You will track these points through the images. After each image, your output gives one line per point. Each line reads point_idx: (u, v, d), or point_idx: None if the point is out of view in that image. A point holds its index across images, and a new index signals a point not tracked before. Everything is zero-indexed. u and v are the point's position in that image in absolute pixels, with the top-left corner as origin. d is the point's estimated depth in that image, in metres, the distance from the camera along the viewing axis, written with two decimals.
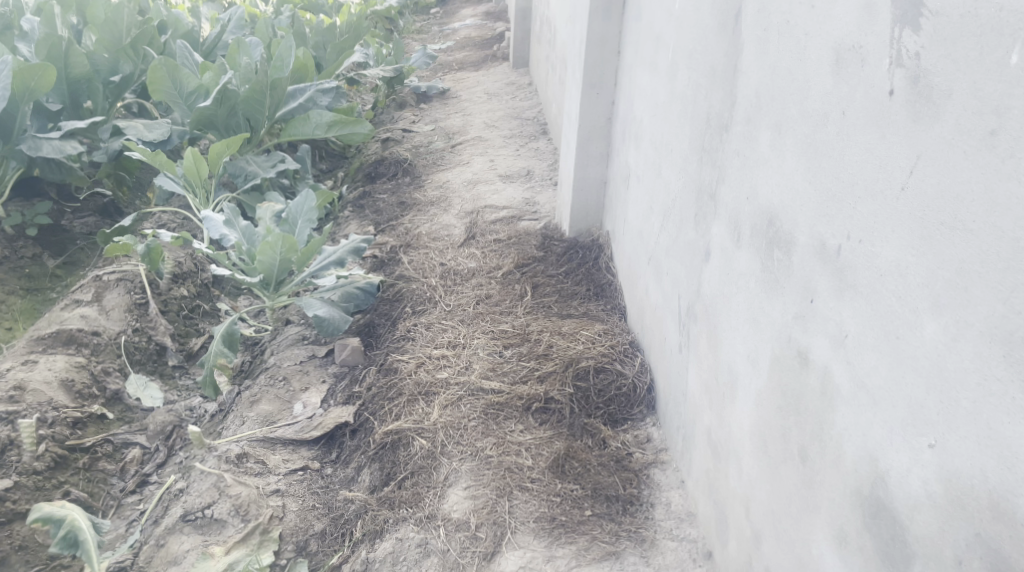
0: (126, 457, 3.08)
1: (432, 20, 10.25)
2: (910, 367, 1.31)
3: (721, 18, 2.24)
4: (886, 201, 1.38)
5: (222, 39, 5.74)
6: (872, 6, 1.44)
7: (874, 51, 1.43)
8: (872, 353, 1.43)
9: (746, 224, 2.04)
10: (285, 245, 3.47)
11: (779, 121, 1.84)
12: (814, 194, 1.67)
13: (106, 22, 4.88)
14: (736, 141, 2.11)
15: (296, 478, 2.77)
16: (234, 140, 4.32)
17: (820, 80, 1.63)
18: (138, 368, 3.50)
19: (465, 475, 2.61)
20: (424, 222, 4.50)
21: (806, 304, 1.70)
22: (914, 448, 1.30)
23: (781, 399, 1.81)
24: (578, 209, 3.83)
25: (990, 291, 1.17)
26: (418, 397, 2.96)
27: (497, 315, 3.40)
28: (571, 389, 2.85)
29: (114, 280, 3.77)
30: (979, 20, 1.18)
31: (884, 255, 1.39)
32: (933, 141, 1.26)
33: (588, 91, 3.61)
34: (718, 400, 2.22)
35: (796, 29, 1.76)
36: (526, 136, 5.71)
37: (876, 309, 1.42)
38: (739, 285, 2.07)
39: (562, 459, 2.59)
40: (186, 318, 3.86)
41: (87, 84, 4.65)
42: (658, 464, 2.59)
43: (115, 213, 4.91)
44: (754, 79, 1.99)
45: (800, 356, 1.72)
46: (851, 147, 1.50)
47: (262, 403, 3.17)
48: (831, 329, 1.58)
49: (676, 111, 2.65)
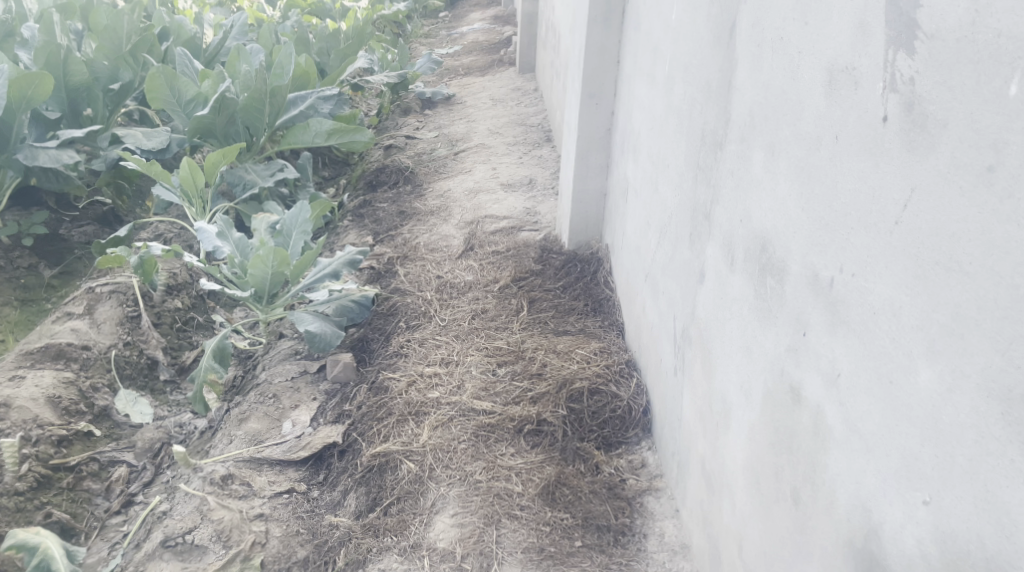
0: (112, 476, 3.01)
1: (440, 24, 10.19)
2: (904, 415, 1.22)
3: (716, 31, 2.15)
4: (879, 235, 1.29)
5: (224, 45, 5.69)
6: (867, 25, 1.35)
7: (867, 73, 1.34)
8: (865, 397, 1.34)
9: (740, 248, 1.95)
10: (276, 259, 3.41)
11: (772, 143, 1.75)
12: (806, 222, 1.58)
13: (107, 29, 4.75)
14: (730, 159, 2.02)
15: (281, 502, 2.70)
16: (231, 149, 4.24)
17: (813, 102, 1.54)
18: (128, 383, 3.43)
19: (453, 501, 2.53)
20: (423, 232, 4.44)
21: (798, 337, 1.61)
22: (909, 503, 1.21)
23: (773, 435, 1.72)
24: (577, 221, 3.75)
25: (987, 341, 1.07)
26: (408, 418, 2.89)
27: (492, 331, 3.33)
28: (564, 410, 2.77)
29: (107, 293, 3.70)
30: (976, 46, 1.09)
31: (877, 292, 1.30)
32: (928, 174, 1.17)
33: (587, 102, 3.53)
34: (712, 430, 2.13)
35: (790, 47, 1.67)
36: (530, 143, 5.63)
37: (869, 349, 1.33)
38: (733, 311, 1.99)
39: (553, 486, 2.52)
40: (180, 331, 3.80)
41: (87, 92, 4.60)
42: (652, 492, 2.50)
43: (114, 222, 4.86)
44: (748, 96, 1.90)
45: (793, 392, 1.63)
46: (844, 174, 1.41)
47: (250, 421, 3.10)
48: (824, 366, 1.49)
49: (673, 126, 2.57)
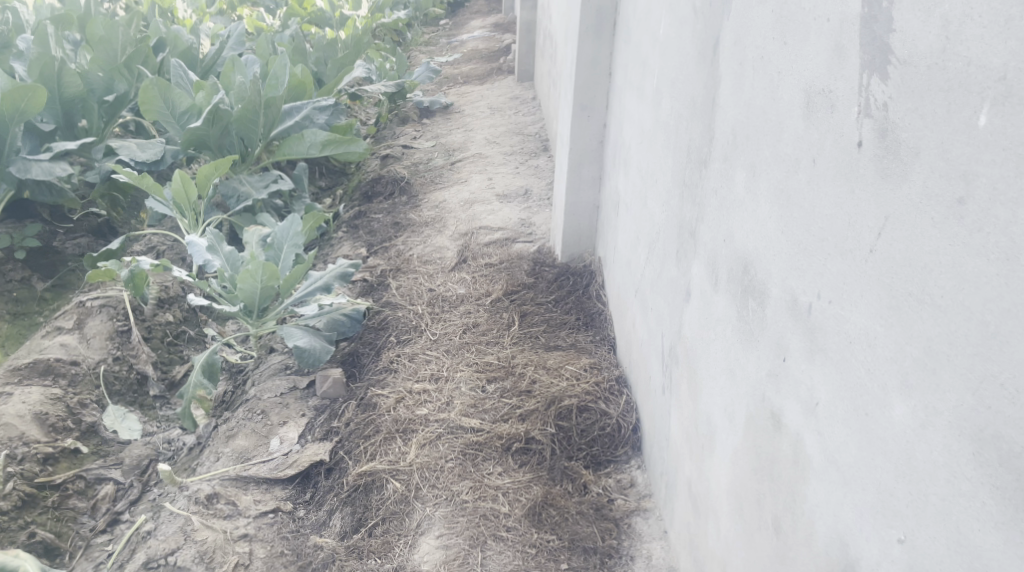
0: (98, 494, 2.98)
1: (441, 31, 10.20)
2: (880, 449, 1.19)
3: (701, 47, 2.13)
4: (856, 263, 1.26)
5: (222, 55, 5.62)
6: (842, 47, 1.32)
7: (843, 96, 1.31)
8: (842, 428, 1.30)
9: (723, 268, 1.92)
10: (265, 274, 3.38)
11: (754, 163, 1.72)
12: (786, 245, 1.55)
13: (102, 40, 4.71)
14: (714, 178, 1.99)
15: (266, 522, 2.69)
16: (224, 160, 4.23)
17: (792, 123, 1.51)
18: (117, 399, 3.41)
19: (439, 522, 2.50)
20: (417, 244, 4.41)
21: (779, 362, 1.58)
22: (885, 540, 1.18)
23: (755, 461, 1.69)
24: (570, 233, 3.72)
25: (959, 378, 1.04)
26: (396, 436, 2.87)
27: (483, 345, 3.30)
28: (553, 428, 2.74)
29: (97, 306, 3.69)
30: (947, 74, 1.06)
31: (853, 321, 1.27)
32: (901, 203, 1.14)
33: (579, 114, 3.50)
34: (697, 451, 2.10)
35: (769, 66, 1.64)
36: (527, 152, 5.60)
37: (845, 379, 1.30)
38: (717, 331, 1.95)
39: (539, 507, 2.49)
40: (170, 345, 3.77)
41: (82, 104, 4.57)
42: (640, 512, 2.46)
43: (109, 234, 4.84)
44: (730, 114, 1.87)
45: (774, 418, 1.59)
46: (822, 199, 1.38)
47: (238, 438, 3.07)
48: (803, 394, 1.46)
49: (661, 141, 2.54)
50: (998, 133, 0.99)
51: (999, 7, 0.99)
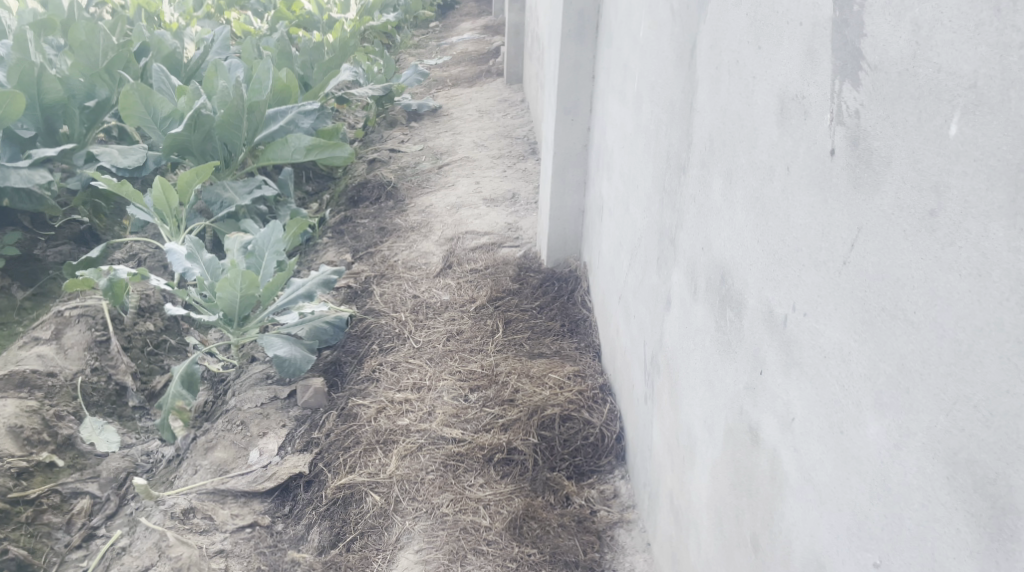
0: (74, 509, 2.93)
1: (431, 34, 10.16)
2: (855, 469, 1.14)
3: (680, 50, 2.11)
4: (830, 275, 1.23)
5: (206, 59, 5.54)
6: (815, 52, 1.31)
7: (816, 102, 1.30)
8: (817, 446, 1.26)
9: (701, 276, 1.88)
10: (245, 282, 3.32)
11: (730, 170, 1.70)
12: (761, 254, 1.52)
13: (83, 46, 4.71)
14: (692, 185, 1.96)
15: (243, 537, 2.65)
16: (204, 167, 4.14)
17: (767, 130, 1.50)
18: (95, 410, 3.35)
19: (418, 536, 2.46)
20: (402, 249, 4.35)
21: (755, 375, 1.53)
22: (861, 565, 1.13)
23: (733, 475, 1.64)
24: (555, 238, 3.67)
25: (932, 398, 0.99)
26: (376, 447, 2.83)
27: (466, 353, 3.25)
28: (535, 438, 2.69)
29: (76, 316, 3.62)
30: (917, 81, 1.03)
31: (828, 335, 1.23)
32: (873, 214, 1.11)
33: (563, 117, 3.46)
34: (679, 464, 2.05)
35: (743, 71, 1.62)
36: (515, 156, 5.55)
37: (821, 395, 1.25)
38: (696, 341, 1.91)
39: (520, 520, 2.44)
40: (150, 354, 3.73)
41: (63, 109, 4.47)
42: (623, 524, 2.42)
43: (91, 241, 4.76)
44: (707, 120, 1.85)
45: (751, 433, 1.55)
46: (796, 208, 1.36)
47: (216, 450, 3.03)
48: (779, 408, 1.42)
49: (642, 145, 2.51)
50: (969, 143, 0.95)
51: (968, 11, 0.95)
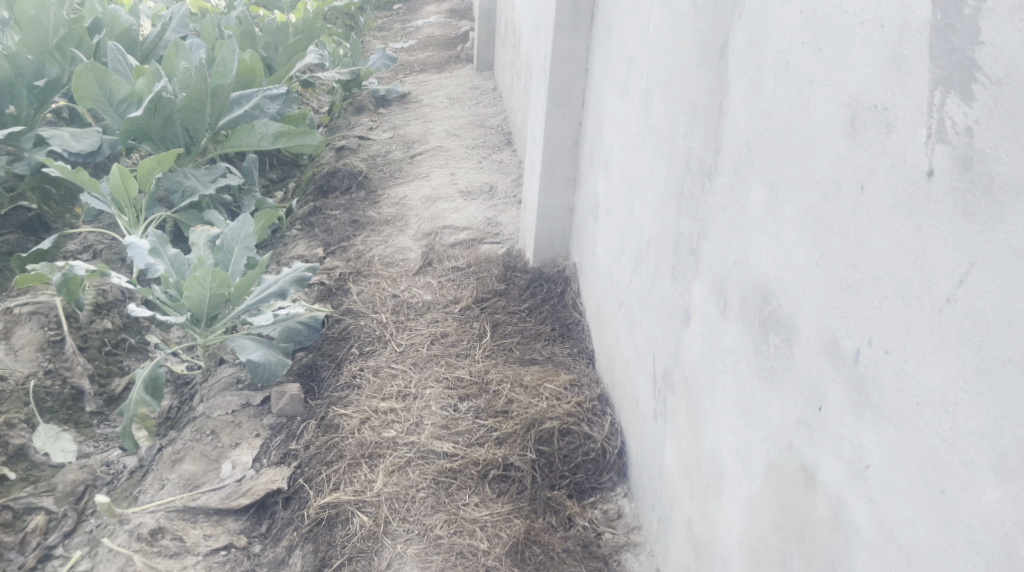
0: (28, 526, 2.68)
1: (394, 17, 9.87)
2: (961, 535, 1.06)
3: (705, 46, 1.96)
4: (925, 312, 1.12)
5: (164, 38, 5.23)
6: (901, 58, 1.16)
7: (902, 116, 1.17)
8: (904, 502, 1.14)
9: (733, 294, 1.74)
10: (215, 280, 3.09)
11: (776, 181, 1.55)
12: (820, 278, 1.37)
13: (31, 20, 4.29)
14: (721, 193, 1.83)
15: (217, 560, 2.46)
16: (167, 154, 3.88)
17: (829, 142, 1.35)
18: (50, 417, 3.09)
19: (411, 561, 2.31)
20: (377, 244, 4.15)
21: (810, 411, 1.40)
22: None
23: (779, 515, 1.51)
24: (543, 236, 3.50)
25: None
26: (362, 461, 2.66)
27: (452, 358, 3.08)
28: (533, 454, 2.55)
29: (26, 314, 3.37)
30: None
31: (922, 380, 1.12)
32: (994, 249, 1.02)
33: (553, 111, 3.29)
34: (700, 492, 1.92)
35: (797, 74, 1.47)
36: (490, 146, 5.37)
37: (909, 446, 1.14)
38: (726, 363, 1.77)
39: (522, 545, 2.30)
40: (109, 354, 3.47)
41: (9, 89, 4.15)
42: (629, 548, 2.29)
43: (41, 229, 4.42)
44: (743, 125, 1.71)
45: (805, 473, 1.41)
46: (873, 233, 1.22)
47: (185, 463, 2.82)
48: (845, 450, 1.29)
49: (652, 145, 2.36)
50: None
51: None
